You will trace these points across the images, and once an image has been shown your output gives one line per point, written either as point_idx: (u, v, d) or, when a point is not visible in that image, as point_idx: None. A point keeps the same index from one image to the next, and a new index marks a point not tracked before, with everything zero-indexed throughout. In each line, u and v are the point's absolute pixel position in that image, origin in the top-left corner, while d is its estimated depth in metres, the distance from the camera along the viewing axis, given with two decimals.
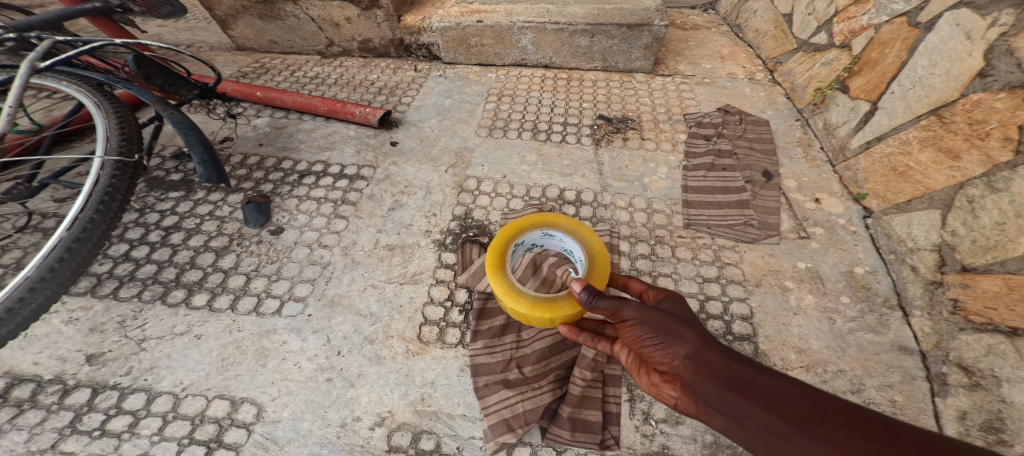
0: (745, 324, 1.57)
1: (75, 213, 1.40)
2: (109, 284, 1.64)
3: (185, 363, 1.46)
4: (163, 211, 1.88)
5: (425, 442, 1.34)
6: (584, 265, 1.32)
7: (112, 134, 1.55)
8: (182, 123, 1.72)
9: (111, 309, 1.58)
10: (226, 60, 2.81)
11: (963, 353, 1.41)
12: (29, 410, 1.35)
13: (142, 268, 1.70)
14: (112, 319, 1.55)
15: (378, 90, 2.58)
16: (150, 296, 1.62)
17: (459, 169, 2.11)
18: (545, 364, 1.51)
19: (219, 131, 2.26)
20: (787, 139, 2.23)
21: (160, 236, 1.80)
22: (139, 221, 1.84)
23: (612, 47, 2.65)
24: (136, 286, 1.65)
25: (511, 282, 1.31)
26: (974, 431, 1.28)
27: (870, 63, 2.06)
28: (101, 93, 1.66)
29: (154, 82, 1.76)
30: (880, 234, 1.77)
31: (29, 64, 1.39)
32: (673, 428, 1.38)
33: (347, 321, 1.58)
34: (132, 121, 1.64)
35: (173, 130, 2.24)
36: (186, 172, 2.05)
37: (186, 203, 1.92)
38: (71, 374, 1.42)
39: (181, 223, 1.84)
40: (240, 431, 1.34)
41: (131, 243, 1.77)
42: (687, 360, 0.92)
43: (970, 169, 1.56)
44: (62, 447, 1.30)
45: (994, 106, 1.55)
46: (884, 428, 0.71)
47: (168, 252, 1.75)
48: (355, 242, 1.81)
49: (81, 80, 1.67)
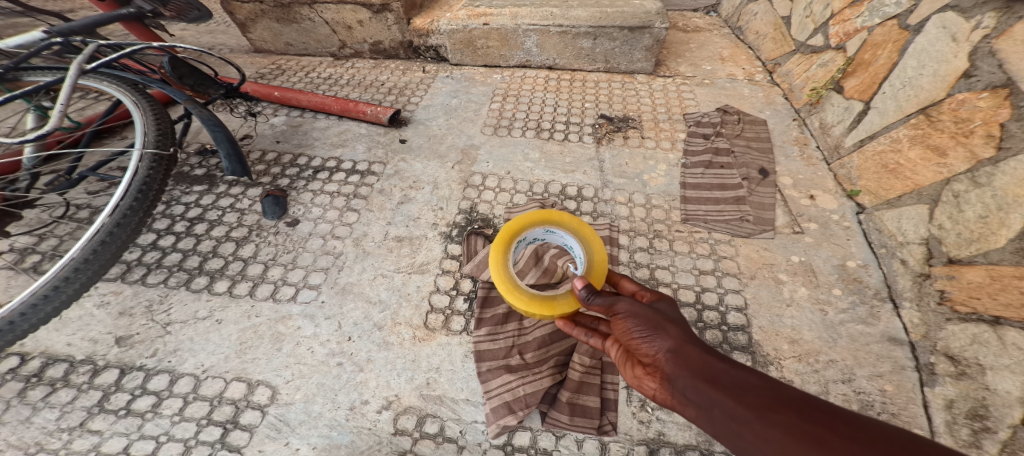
0: (740, 315, 1.63)
1: (116, 201, 1.50)
2: (138, 271, 1.75)
3: (206, 346, 1.55)
4: (187, 204, 1.98)
5: (430, 425, 1.41)
6: (583, 267, 1.37)
7: (149, 130, 1.66)
8: (210, 120, 1.83)
9: (139, 293, 1.68)
10: (244, 61, 2.93)
11: (950, 343, 1.45)
12: (61, 389, 1.45)
13: (168, 256, 1.80)
14: (140, 304, 1.65)
15: (388, 91, 2.67)
16: (176, 282, 1.72)
17: (465, 166, 2.20)
18: (545, 351, 1.59)
19: (239, 129, 2.37)
20: (785, 138, 2.29)
21: (185, 226, 1.90)
22: (165, 212, 1.95)
23: (614, 49, 2.72)
24: (162, 273, 1.75)
25: (513, 278, 1.35)
26: (960, 419, 1.33)
27: (863, 64, 2.11)
28: (138, 92, 1.77)
29: (185, 82, 1.86)
30: (872, 229, 1.82)
31: (78, 67, 1.51)
32: (668, 415, 1.43)
33: (359, 308, 1.66)
34: (166, 117, 1.74)
35: (197, 128, 2.35)
36: (209, 167, 2.15)
37: (208, 196, 2.02)
38: (101, 355, 1.52)
39: (205, 215, 1.95)
40: (255, 412, 1.42)
41: (158, 233, 1.87)
42: (669, 353, 0.99)
43: (955, 165, 1.61)
44: (90, 426, 1.39)
45: (978, 105, 1.59)
46: (828, 416, 0.77)
47: (192, 242, 1.85)
48: (366, 233, 1.90)
49: (120, 80, 1.78)
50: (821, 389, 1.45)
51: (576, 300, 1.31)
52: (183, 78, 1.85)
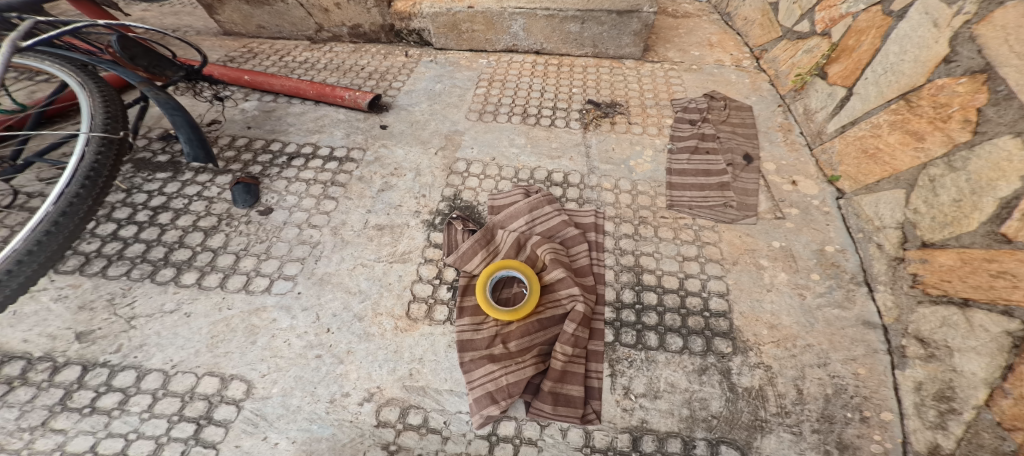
0: (721, 301, 1.66)
1: (61, 188, 1.43)
2: (98, 262, 1.67)
3: (174, 340, 1.50)
4: (150, 192, 1.92)
5: (413, 416, 1.40)
6: (533, 292, 1.58)
7: (97, 113, 1.58)
8: (168, 103, 1.74)
9: (100, 286, 1.61)
10: (213, 44, 2.82)
11: (920, 326, 1.49)
12: (19, 388, 1.39)
13: (130, 247, 1.73)
14: (101, 297, 1.58)
15: (369, 75, 2.60)
16: (139, 275, 1.65)
17: (448, 152, 2.16)
18: (529, 340, 1.56)
19: (206, 113, 2.28)
20: (770, 124, 2.31)
21: (148, 216, 1.84)
22: (126, 201, 1.88)
23: (602, 33, 2.68)
24: (124, 265, 1.68)
25: (488, 284, 1.62)
26: (928, 400, 1.37)
27: (846, 50, 2.12)
28: (84, 73, 1.68)
29: (138, 63, 1.77)
30: (851, 214, 1.87)
31: (12, 43, 1.38)
32: (652, 403, 1.43)
33: (338, 298, 1.63)
34: (117, 100, 1.66)
35: (159, 112, 2.26)
36: (173, 153, 2.09)
37: (174, 183, 1.96)
38: (60, 352, 1.45)
39: (169, 203, 1.89)
40: (230, 407, 1.38)
41: (119, 222, 1.81)
42: None
43: (932, 150, 1.62)
44: (52, 425, 1.33)
45: (956, 91, 1.59)
46: None
47: (156, 232, 1.79)
48: (344, 222, 1.87)
49: (64, 60, 1.68)
50: (798, 373, 1.48)
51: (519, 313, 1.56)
52: (135, 60, 1.76)
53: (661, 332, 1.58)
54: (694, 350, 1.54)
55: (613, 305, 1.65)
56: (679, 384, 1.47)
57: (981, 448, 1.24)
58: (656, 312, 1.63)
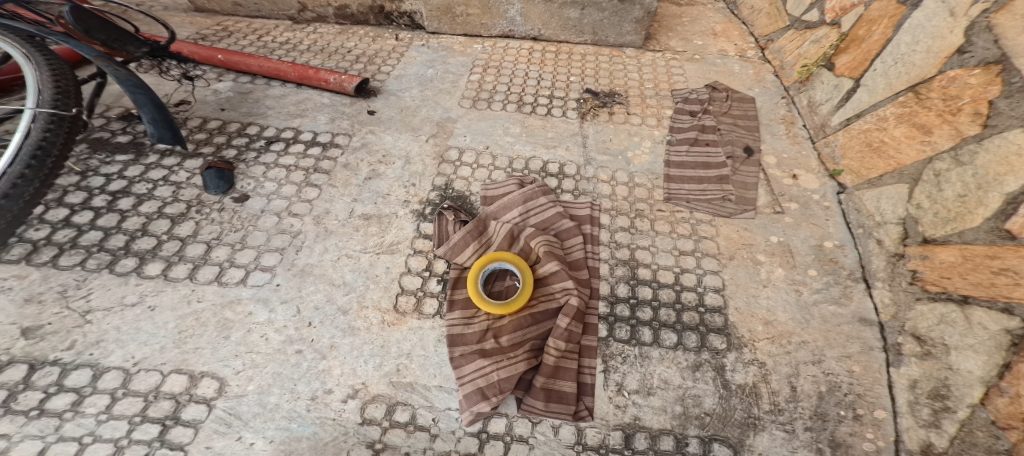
0: (716, 296, 1.61)
1: (3, 167, 1.35)
2: (47, 251, 1.58)
3: (136, 336, 1.42)
4: (108, 175, 1.83)
5: (399, 414, 1.34)
6: (526, 286, 1.53)
7: (45, 88, 1.48)
8: (127, 81, 1.61)
9: (50, 277, 1.52)
10: (182, 20, 2.70)
11: (918, 323, 1.45)
12: None
13: (85, 235, 1.64)
14: (51, 289, 1.49)
15: (356, 58, 2.51)
16: (96, 265, 1.56)
17: (440, 139, 2.09)
18: (522, 334, 1.50)
19: (174, 93, 2.19)
20: (772, 117, 2.25)
21: (105, 201, 1.75)
22: (80, 185, 1.79)
23: (603, 20, 2.59)
24: (78, 254, 1.59)
25: (479, 279, 1.55)
26: (922, 399, 1.33)
27: (856, 41, 2.05)
28: (32, 45, 1.59)
29: (95, 37, 1.76)
30: (852, 209, 1.81)
31: None
32: (644, 399, 1.39)
33: (320, 291, 1.57)
34: (68, 75, 1.57)
35: (119, 90, 2.16)
36: (134, 134, 2.00)
37: (136, 166, 1.88)
38: (4, 349, 1.36)
39: (130, 188, 1.80)
40: (201, 407, 1.31)
41: (72, 208, 1.71)
42: None
43: (940, 143, 1.57)
44: None
45: (968, 82, 1.53)
46: None
47: (115, 218, 1.70)
48: (328, 211, 1.79)
49: (11, 32, 1.60)
50: (792, 371, 1.44)
51: (513, 307, 1.49)
52: (92, 33, 1.76)
53: (655, 328, 1.53)
54: (688, 346, 1.49)
55: (607, 299, 1.59)
56: (672, 381, 1.42)
57: (974, 447, 1.21)
58: (650, 306, 1.58)
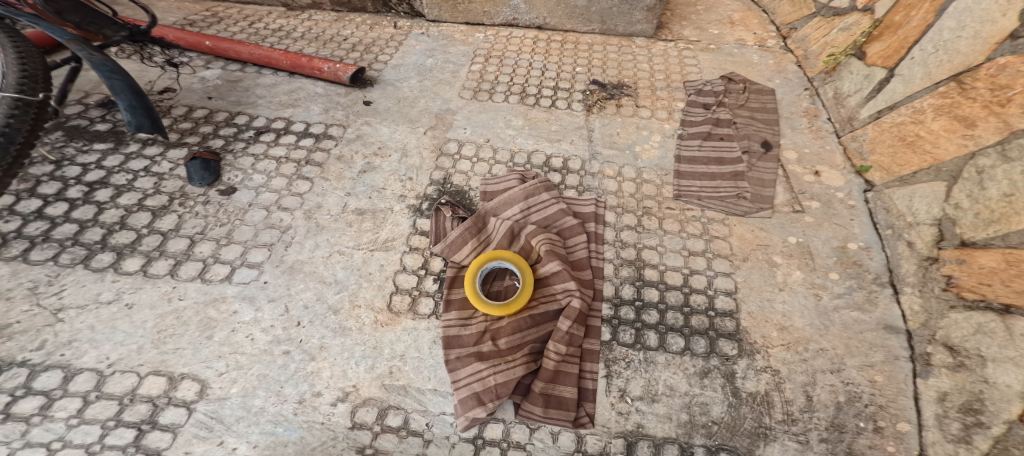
0: (728, 299, 1.49)
1: None
2: (19, 245, 1.55)
3: (112, 336, 1.37)
4: (84, 165, 1.80)
5: (391, 418, 1.27)
6: (526, 285, 1.44)
7: (10, 71, 1.44)
8: (104, 66, 1.59)
9: (19, 273, 1.48)
10: (169, 6, 2.66)
11: (950, 332, 1.31)
12: None
13: (59, 228, 1.60)
14: (21, 285, 1.45)
15: (352, 47, 2.44)
16: (69, 260, 1.52)
17: (438, 132, 2.01)
18: (521, 337, 1.41)
19: (157, 80, 2.15)
20: (793, 110, 2.10)
21: (82, 192, 1.71)
22: (54, 174, 1.76)
23: (611, 8, 2.47)
24: (51, 248, 1.55)
25: (477, 279, 1.47)
26: (952, 412, 1.20)
27: (891, 27, 1.90)
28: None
29: (69, 19, 1.79)
30: (880, 207, 1.67)
31: None
32: (648, 406, 1.28)
33: (310, 289, 1.51)
34: (36, 59, 1.53)
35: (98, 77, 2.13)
36: (114, 122, 1.97)
37: (115, 156, 1.84)
38: None
39: (109, 178, 1.76)
40: (180, 410, 1.25)
41: (45, 199, 1.68)
42: None
43: (984, 137, 1.42)
44: None
45: (1020, 70, 1.37)
46: None
47: (92, 211, 1.66)
48: (320, 205, 1.73)
49: None
50: (807, 379, 1.32)
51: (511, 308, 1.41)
52: (64, 15, 1.78)
53: (661, 332, 1.42)
54: (696, 352, 1.38)
55: (611, 301, 1.49)
56: (678, 387, 1.31)
57: None
58: (657, 309, 1.47)
